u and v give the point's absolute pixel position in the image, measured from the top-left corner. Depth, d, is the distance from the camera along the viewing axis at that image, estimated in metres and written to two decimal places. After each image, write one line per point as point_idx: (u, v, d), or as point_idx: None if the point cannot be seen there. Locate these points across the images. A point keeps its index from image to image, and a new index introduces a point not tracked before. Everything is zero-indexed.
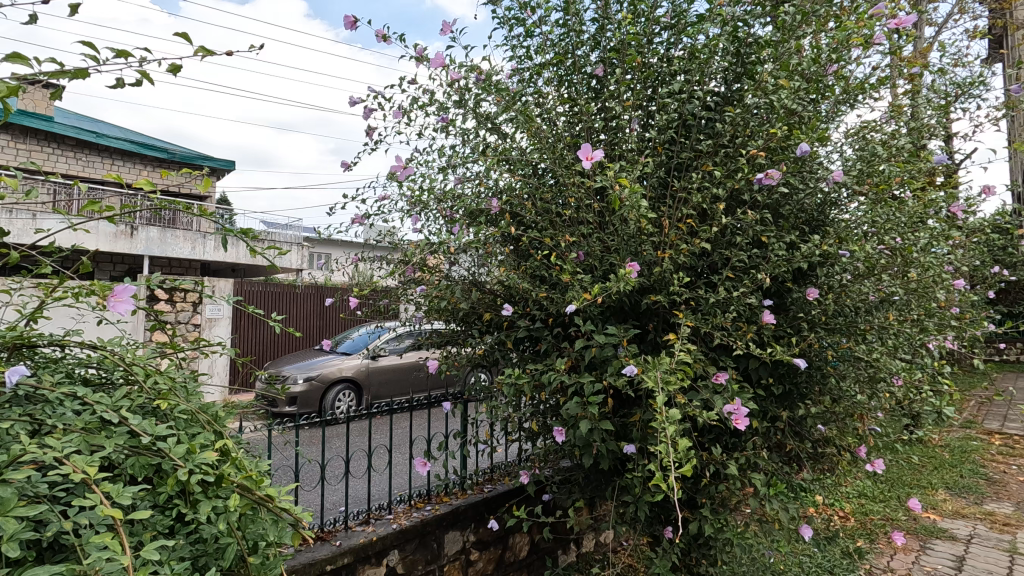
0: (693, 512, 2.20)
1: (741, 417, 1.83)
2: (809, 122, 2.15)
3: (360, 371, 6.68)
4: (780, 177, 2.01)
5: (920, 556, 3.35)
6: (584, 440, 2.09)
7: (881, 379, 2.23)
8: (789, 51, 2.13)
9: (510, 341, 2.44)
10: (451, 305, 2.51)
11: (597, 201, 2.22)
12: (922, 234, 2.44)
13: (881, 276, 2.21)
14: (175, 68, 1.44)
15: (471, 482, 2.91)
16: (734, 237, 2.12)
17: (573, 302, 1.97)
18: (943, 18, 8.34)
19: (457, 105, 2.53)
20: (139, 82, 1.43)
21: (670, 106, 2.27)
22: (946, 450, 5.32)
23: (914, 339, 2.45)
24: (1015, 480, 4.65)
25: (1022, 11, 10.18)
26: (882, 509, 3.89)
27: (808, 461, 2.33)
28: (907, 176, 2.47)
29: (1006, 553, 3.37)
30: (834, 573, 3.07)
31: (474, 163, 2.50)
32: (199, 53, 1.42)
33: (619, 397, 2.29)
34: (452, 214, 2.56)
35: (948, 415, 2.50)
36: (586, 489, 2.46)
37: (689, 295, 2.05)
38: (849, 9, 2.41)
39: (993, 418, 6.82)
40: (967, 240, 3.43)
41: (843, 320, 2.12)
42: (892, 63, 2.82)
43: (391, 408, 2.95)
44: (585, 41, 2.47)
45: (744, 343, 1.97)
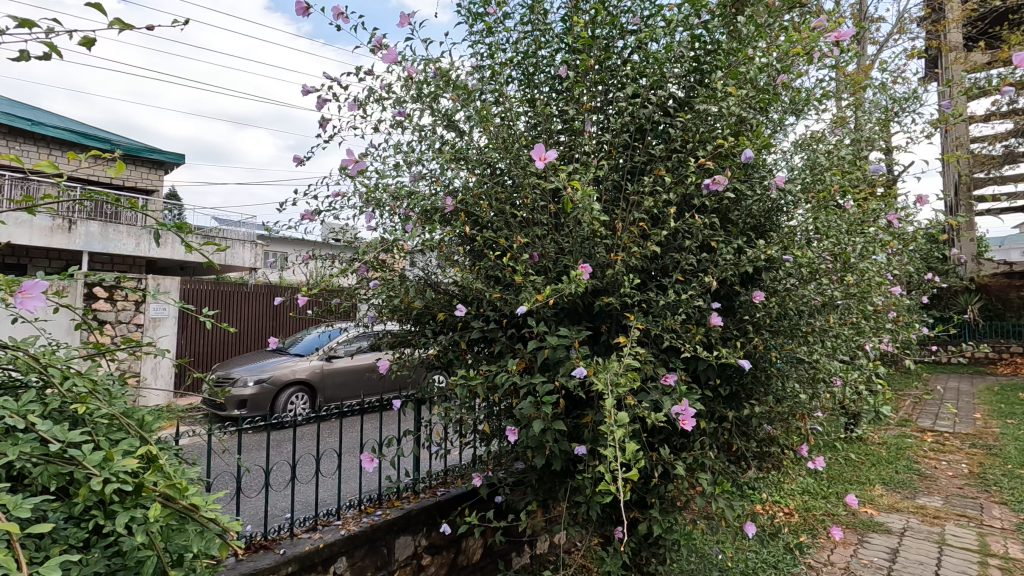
0: (644, 512, 2.23)
1: (688, 417, 1.84)
2: (757, 129, 2.20)
3: (314, 373, 6.52)
4: (728, 183, 2.06)
5: (858, 550, 3.50)
6: (537, 441, 2.09)
7: (821, 380, 2.31)
8: (740, 61, 2.20)
9: (464, 342, 2.41)
10: (404, 305, 2.46)
11: (552, 202, 2.23)
12: (860, 241, 2.55)
13: (822, 280, 2.30)
14: (87, 42, 1.39)
15: (424, 485, 2.86)
16: (684, 240, 2.16)
17: (526, 304, 1.96)
18: (884, 38, 8.84)
19: (414, 101, 2.49)
20: (46, 56, 1.38)
21: (626, 109, 2.29)
22: (884, 448, 5.59)
23: (853, 340, 2.55)
24: (944, 475, 4.92)
25: (954, 34, 10.90)
26: (824, 505, 4.05)
27: (754, 460, 2.40)
28: (849, 185, 2.57)
29: (935, 544, 3.55)
30: (777, 568, 3.18)
31: (431, 161, 2.46)
32: (114, 27, 1.39)
33: (571, 398, 2.29)
34: (407, 213, 2.50)
35: (884, 415, 2.61)
36: (540, 491, 2.45)
37: (640, 298, 2.08)
38: (800, 22, 2.50)
39: (926, 416, 7.22)
40: (903, 247, 3.60)
41: (787, 323, 2.19)
42: (838, 78, 2.94)
43: (342, 411, 2.87)
44: (549, 41, 2.46)
45: (692, 344, 2.00)
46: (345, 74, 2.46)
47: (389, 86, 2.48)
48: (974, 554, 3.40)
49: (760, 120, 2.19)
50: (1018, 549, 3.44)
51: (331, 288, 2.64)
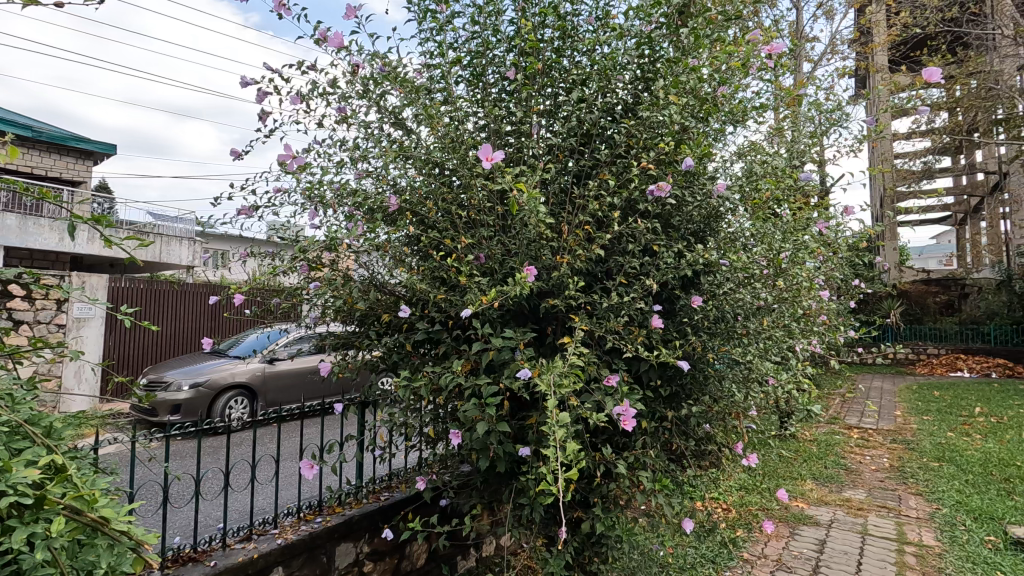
0: (586, 512, 2.26)
1: (629, 418, 1.88)
2: (697, 137, 2.26)
3: (255, 376, 6.27)
4: (670, 190, 2.11)
5: (789, 542, 3.67)
6: (481, 443, 2.08)
7: (755, 380, 2.41)
8: (681, 71, 2.26)
9: (408, 344, 2.36)
10: (347, 306, 2.40)
11: (499, 204, 2.23)
12: (791, 247, 2.68)
13: (756, 284, 2.40)
14: None
15: (367, 490, 2.80)
16: (627, 244, 2.21)
17: (470, 305, 1.95)
18: (818, 56, 9.38)
19: (359, 97, 2.44)
20: None
21: (573, 114, 2.32)
22: (814, 444, 5.91)
23: (785, 342, 2.67)
24: (868, 469, 5.24)
25: (880, 57, 11.69)
26: (759, 500, 4.24)
27: (692, 459, 2.47)
28: (782, 194, 2.70)
29: (859, 534, 3.77)
30: (714, 563, 3.29)
31: (376, 158, 2.41)
32: None
33: (516, 400, 2.30)
34: (351, 211, 2.43)
35: (813, 413, 2.74)
36: (485, 493, 2.44)
37: (585, 300, 2.11)
38: (739, 37, 2.60)
39: (853, 414, 7.68)
40: (832, 254, 3.82)
41: (724, 325, 2.27)
42: (775, 91, 3.08)
43: (282, 415, 2.76)
44: (499, 41, 2.46)
45: (634, 346, 2.05)
46: (286, 66, 2.37)
47: (333, 81, 2.41)
48: (892, 542, 3.63)
49: (700, 129, 2.25)
50: (931, 536, 3.69)
51: (270, 287, 2.55)
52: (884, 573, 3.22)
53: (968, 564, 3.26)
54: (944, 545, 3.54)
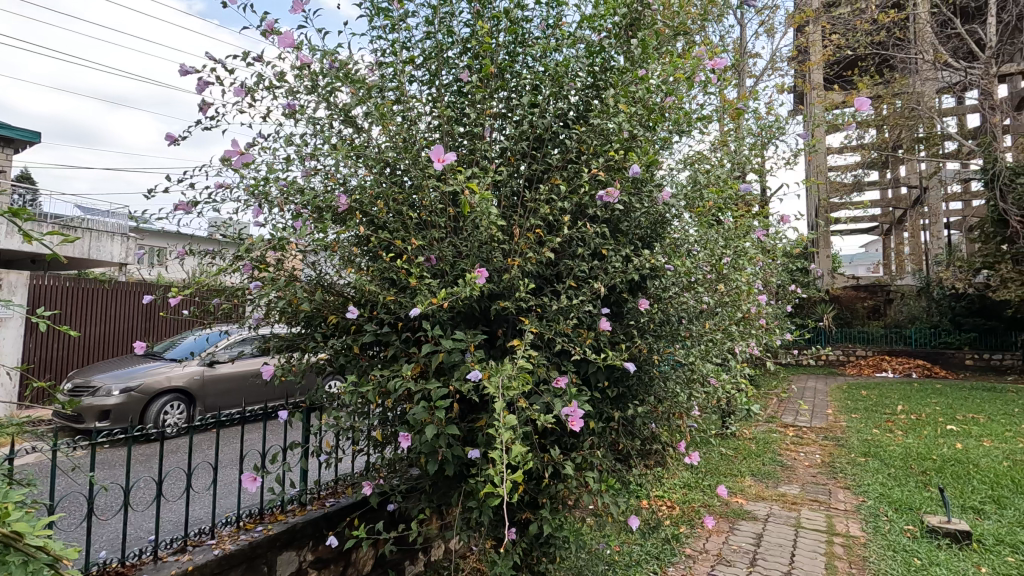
0: (535, 513, 2.28)
1: (577, 419, 1.89)
2: (645, 145, 2.32)
3: (193, 380, 5.99)
4: (619, 196, 2.16)
5: (729, 536, 3.82)
6: (429, 446, 2.06)
7: (696, 381, 2.50)
8: (631, 81, 2.32)
9: (356, 346, 2.31)
10: (292, 307, 2.32)
11: (451, 205, 2.22)
12: (731, 253, 2.80)
13: (699, 289, 2.49)
14: None
15: (312, 496, 2.72)
16: (578, 248, 2.24)
17: (419, 306, 1.94)
18: (760, 72, 9.85)
19: (307, 92, 2.37)
20: None
21: (526, 118, 2.34)
22: (753, 442, 6.17)
23: (725, 345, 2.79)
24: (802, 465, 5.53)
25: (816, 75, 12.37)
26: (701, 497, 4.39)
27: (638, 458, 2.53)
28: (724, 203, 2.81)
29: (792, 527, 3.97)
30: (658, 559, 3.38)
31: (325, 155, 2.36)
32: None
33: (465, 402, 2.29)
34: (298, 209, 2.36)
35: (751, 412, 2.87)
36: (434, 496, 2.42)
37: (535, 303, 2.13)
38: (685, 50, 2.70)
39: (789, 412, 8.08)
40: (770, 261, 4.01)
41: (668, 328, 2.35)
42: (719, 104, 3.22)
43: (221, 420, 2.65)
44: (453, 43, 2.45)
45: (583, 348, 2.09)
46: (230, 56, 2.28)
47: (280, 75, 2.33)
48: (822, 534, 3.83)
49: (648, 138, 2.32)
50: (857, 527, 3.93)
51: (210, 287, 2.45)
52: (815, 563, 3.40)
53: (889, 551, 3.48)
54: (869, 535, 3.77)
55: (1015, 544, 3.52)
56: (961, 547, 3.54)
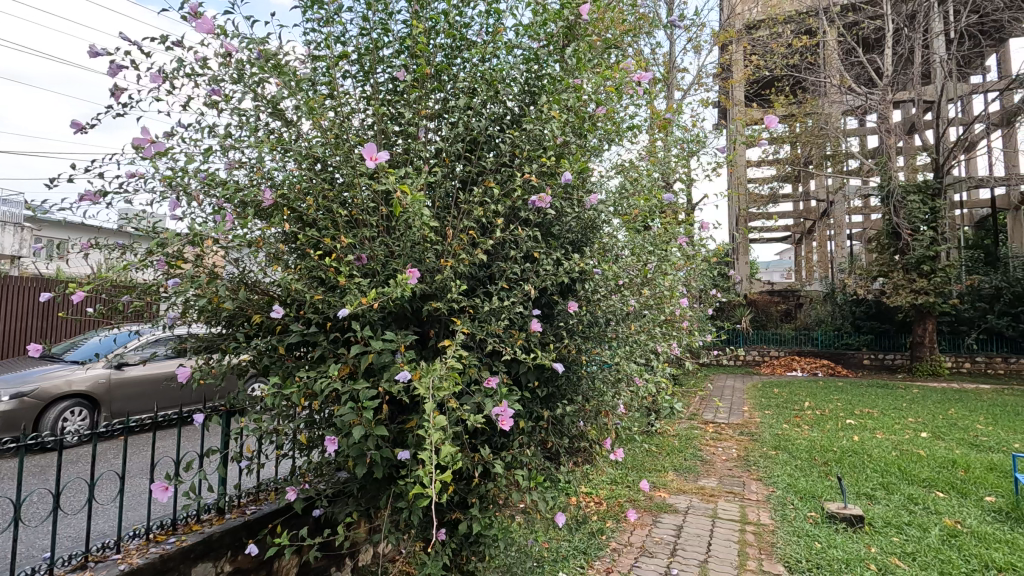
0: (464, 512, 2.29)
1: (506, 418, 1.94)
2: (576, 152, 2.39)
3: (97, 385, 5.54)
4: (550, 201, 2.22)
5: (652, 529, 3.99)
6: (357, 449, 2.03)
7: (622, 381, 2.60)
8: (564, 89, 2.37)
9: (282, 346, 2.23)
10: (212, 306, 2.21)
11: (384, 204, 2.19)
12: (656, 258, 2.93)
13: (626, 293, 2.60)
14: None
15: (231, 504, 2.59)
16: (510, 250, 2.28)
17: (349, 306, 1.90)
18: (687, 87, 10.36)
19: (232, 81, 2.27)
20: None
21: (460, 120, 2.35)
22: (676, 439, 6.48)
23: (649, 346, 2.92)
24: (719, 459, 5.86)
25: (738, 92, 13.15)
26: (627, 492, 4.56)
27: (566, 455, 2.60)
28: (650, 210, 2.95)
29: (709, 518, 4.21)
30: (585, 553, 3.48)
31: (250, 148, 2.26)
32: None
33: (395, 403, 2.27)
34: (220, 203, 2.25)
35: (672, 410, 3.02)
36: (362, 500, 2.37)
37: (467, 304, 2.14)
38: (616, 63, 2.81)
39: (709, 410, 8.53)
40: (693, 266, 4.23)
41: (595, 329, 2.43)
42: (647, 115, 3.36)
43: (130, 426, 2.48)
44: (389, 41, 2.43)
45: (513, 349, 2.13)
46: (146, 39, 2.14)
47: (202, 62, 2.22)
48: (736, 523, 4.08)
49: (579, 145, 2.40)
50: (767, 516, 4.22)
51: (119, 284, 2.28)
52: (729, 551, 3.62)
53: (794, 537, 3.76)
54: (777, 522, 4.05)
55: (900, 525, 3.91)
56: (855, 530, 3.88)
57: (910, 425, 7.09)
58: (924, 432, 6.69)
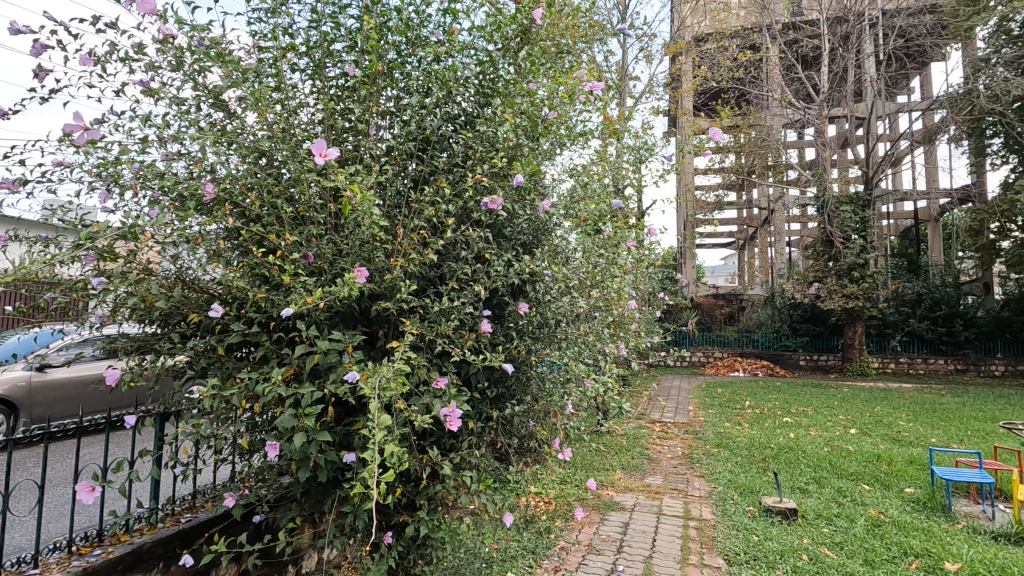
0: (412, 514, 2.27)
1: (454, 419, 1.94)
2: (528, 155, 2.40)
3: (16, 388, 5.16)
4: (502, 203, 2.23)
5: (599, 527, 4.07)
6: (301, 453, 1.98)
7: (571, 381, 2.65)
8: (517, 93, 2.39)
9: (221, 346, 2.14)
10: (146, 304, 2.10)
11: (332, 201, 2.14)
12: (604, 261, 2.99)
13: (575, 295, 2.64)
14: None
15: (164, 512, 2.47)
16: (461, 251, 2.28)
17: (293, 306, 1.85)
18: (639, 95, 10.61)
19: (171, 69, 2.16)
20: None
21: (412, 119, 2.33)
22: (624, 438, 6.62)
23: (598, 347, 2.98)
24: (665, 457, 6.04)
25: (687, 101, 13.59)
26: (575, 491, 4.64)
27: (515, 456, 2.62)
28: (600, 214, 3.00)
29: (654, 514, 4.33)
30: (533, 553, 3.51)
31: (190, 140, 2.17)
32: None
33: (342, 405, 2.23)
34: (156, 196, 2.14)
35: (619, 410, 3.09)
36: (306, 505, 2.31)
37: (417, 304, 2.12)
38: (569, 68, 2.84)
39: (656, 409, 8.78)
40: (642, 270, 4.34)
41: (545, 330, 2.46)
42: (599, 121, 3.42)
43: (52, 432, 2.32)
44: (340, 35, 2.37)
45: (463, 349, 2.12)
46: (75, 19, 2.01)
47: (138, 48, 2.11)
48: (680, 519, 4.21)
49: (531, 148, 2.41)
50: (709, 511, 4.38)
51: (42, 279, 2.13)
52: (672, 546, 3.73)
53: (734, 530, 3.91)
54: (718, 517, 4.21)
55: (829, 517, 4.13)
56: (789, 523, 4.08)
57: (841, 423, 7.53)
58: (853, 429, 7.11)
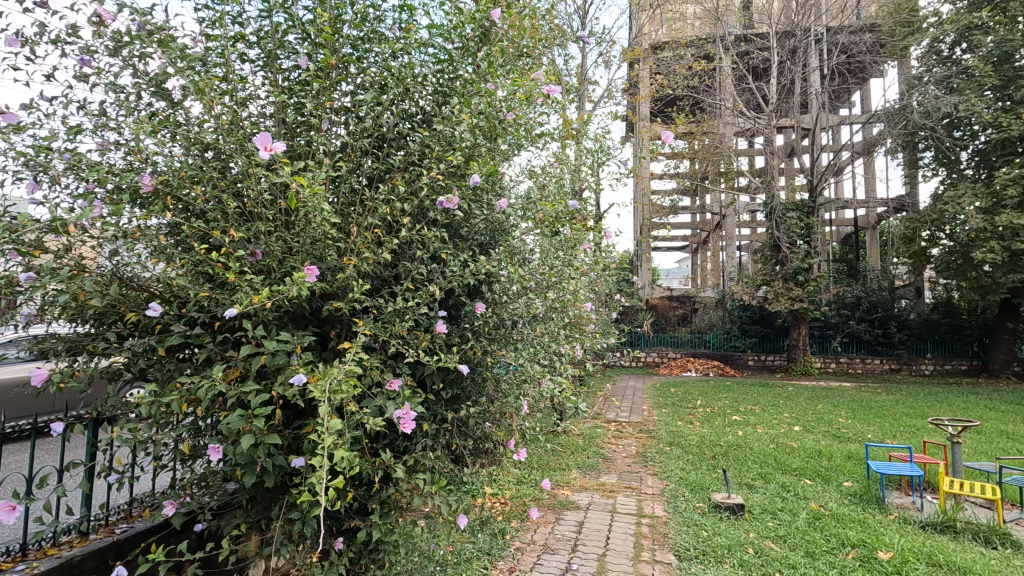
0: (364, 519, 2.22)
1: (408, 421, 1.92)
2: (486, 156, 2.39)
3: None
4: (458, 203, 2.22)
5: (555, 526, 4.10)
6: (247, 458, 1.91)
7: (526, 382, 2.66)
8: (475, 92, 2.36)
9: (161, 347, 2.04)
10: (78, 303, 1.98)
11: (281, 197, 2.07)
12: (561, 262, 3.01)
13: (532, 296, 2.64)
14: None
15: (98, 523, 2.33)
16: (416, 250, 2.25)
17: (237, 305, 1.78)
18: (598, 99, 10.77)
19: (108, 54, 2.05)
20: None
21: (367, 116, 2.28)
22: (581, 438, 6.70)
23: (554, 348, 3.00)
24: (619, 455, 6.15)
25: (644, 107, 13.88)
26: (532, 491, 4.66)
27: (471, 457, 2.60)
28: (557, 216, 3.02)
29: (608, 512, 4.39)
30: (489, 554, 3.51)
31: (128, 129, 2.05)
32: None
33: (291, 408, 2.16)
34: (91, 187, 2.02)
35: (575, 410, 3.12)
36: (252, 511, 2.23)
37: (370, 304, 2.08)
38: (528, 69, 2.84)
39: (612, 408, 8.92)
40: (599, 271, 4.39)
41: (501, 331, 2.45)
42: (558, 123, 3.45)
43: None
44: (292, 26, 2.30)
45: (417, 350, 2.09)
46: None
47: (73, 30, 1.98)
48: (633, 517, 4.29)
49: (488, 148, 2.40)
50: (661, 508, 4.47)
51: None
52: (625, 544, 3.80)
53: (685, 526, 4.02)
54: (670, 514, 4.31)
55: (774, 511, 4.30)
56: (736, 517, 4.22)
57: (786, 420, 7.85)
58: (797, 426, 7.42)
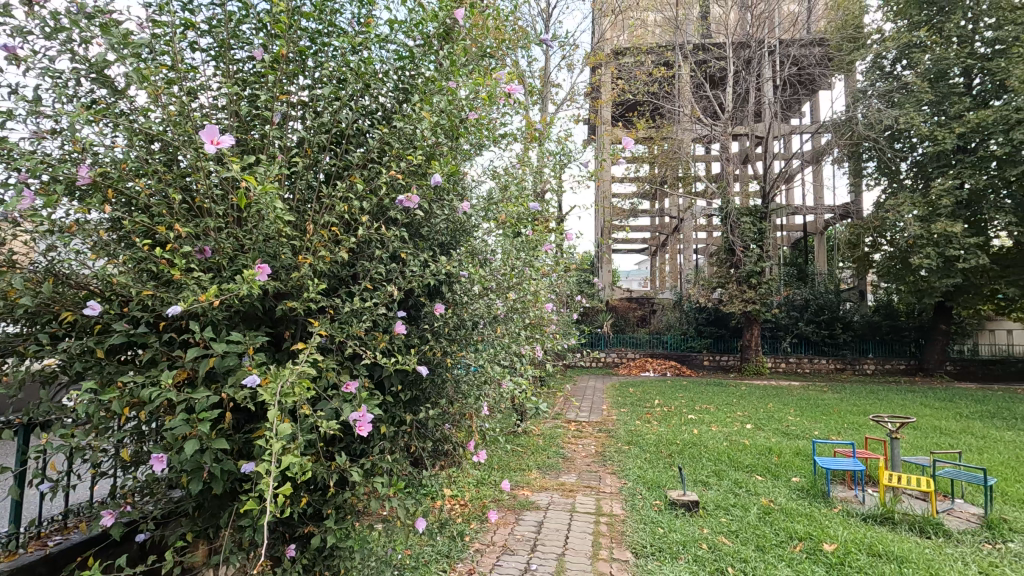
0: (318, 524, 2.16)
1: (364, 424, 1.91)
2: (448, 154, 2.36)
3: None
4: (417, 203, 2.19)
5: (515, 527, 4.10)
6: (193, 463, 1.82)
7: (486, 383, 2.64)
8: (436, 91, 2.33)
9: (101, 348, 1.93)
10: (7, 301, 1.85)
11: (233, 193, 1.99)
12: (522, 263, 3.01)
13: (493, 297, 2.63)
14: None
15: (28, 536, 2.19)
16: (375, 250, 2.20)
17: (183, 304, 1.70)
18: (560, 101, 10.86)
19: (43, 36, 1.92)
20: None
21: (324, 111, 2.22)
22: (541, 438, 6.73)
23: (515, 349, 2.99)
24: (579, 455, 6.21)
25: (605, 110, 14.08)
26: (491, 492, 4.65)
27: (429, 459, 2.57)
28: (519, 216, 3.02)
29: (567, 511, 4.43)
30: (448, 556, 3.49)
31: (66, 117, 1.93)
32: None
33: (242, 411, 2.08)
34: (22, 177, 1.89)
35: (535, 411, 3.12)
36: (200, 519, 2.13)
37: (326, 304, 2.02)
38: (491, 69, 2.83)
39: (572, 408, 9.01)
40: (560, 272, 4.42)
41: (461, 332, 2.43)
42: (521, 124, 3.44)
43: None
44: (246, 16, 2.22)
45: (375, 351, 2.05)
46: None
47: (3, 9, 1.85)
48: (592, 516, 4.33)
49: (450, 147, 2.37)
50: (619, 507, 4.54)
51: None
52: (584, 542, 3.83)
53: (642, 524, 4.09)
54: (627, 512, 4.38)
55: (727, 507, 4.43)
56: (691, 514, 4.32)
57: (739, 418, 8.11)
58: (749, 424, 7.67)
